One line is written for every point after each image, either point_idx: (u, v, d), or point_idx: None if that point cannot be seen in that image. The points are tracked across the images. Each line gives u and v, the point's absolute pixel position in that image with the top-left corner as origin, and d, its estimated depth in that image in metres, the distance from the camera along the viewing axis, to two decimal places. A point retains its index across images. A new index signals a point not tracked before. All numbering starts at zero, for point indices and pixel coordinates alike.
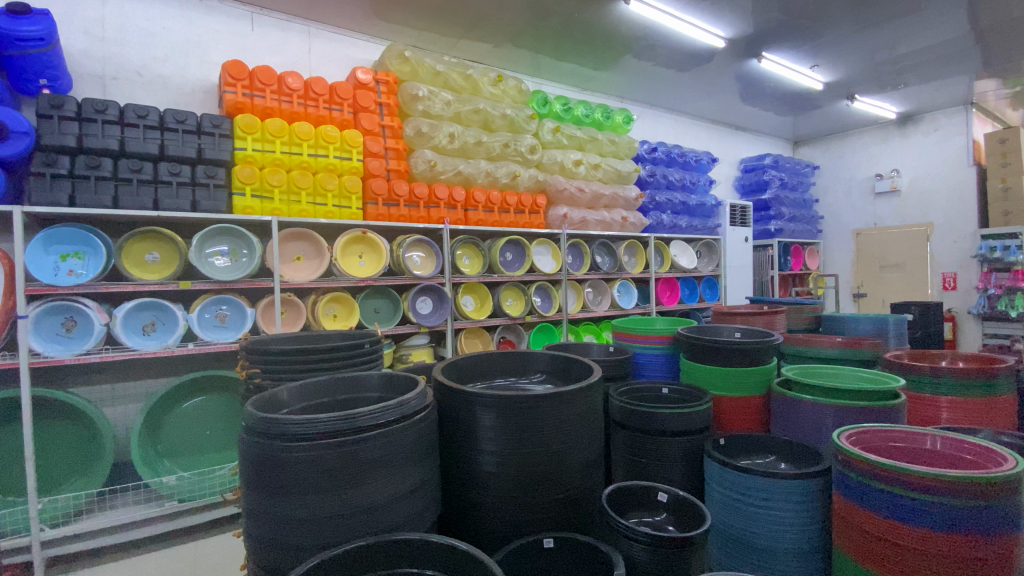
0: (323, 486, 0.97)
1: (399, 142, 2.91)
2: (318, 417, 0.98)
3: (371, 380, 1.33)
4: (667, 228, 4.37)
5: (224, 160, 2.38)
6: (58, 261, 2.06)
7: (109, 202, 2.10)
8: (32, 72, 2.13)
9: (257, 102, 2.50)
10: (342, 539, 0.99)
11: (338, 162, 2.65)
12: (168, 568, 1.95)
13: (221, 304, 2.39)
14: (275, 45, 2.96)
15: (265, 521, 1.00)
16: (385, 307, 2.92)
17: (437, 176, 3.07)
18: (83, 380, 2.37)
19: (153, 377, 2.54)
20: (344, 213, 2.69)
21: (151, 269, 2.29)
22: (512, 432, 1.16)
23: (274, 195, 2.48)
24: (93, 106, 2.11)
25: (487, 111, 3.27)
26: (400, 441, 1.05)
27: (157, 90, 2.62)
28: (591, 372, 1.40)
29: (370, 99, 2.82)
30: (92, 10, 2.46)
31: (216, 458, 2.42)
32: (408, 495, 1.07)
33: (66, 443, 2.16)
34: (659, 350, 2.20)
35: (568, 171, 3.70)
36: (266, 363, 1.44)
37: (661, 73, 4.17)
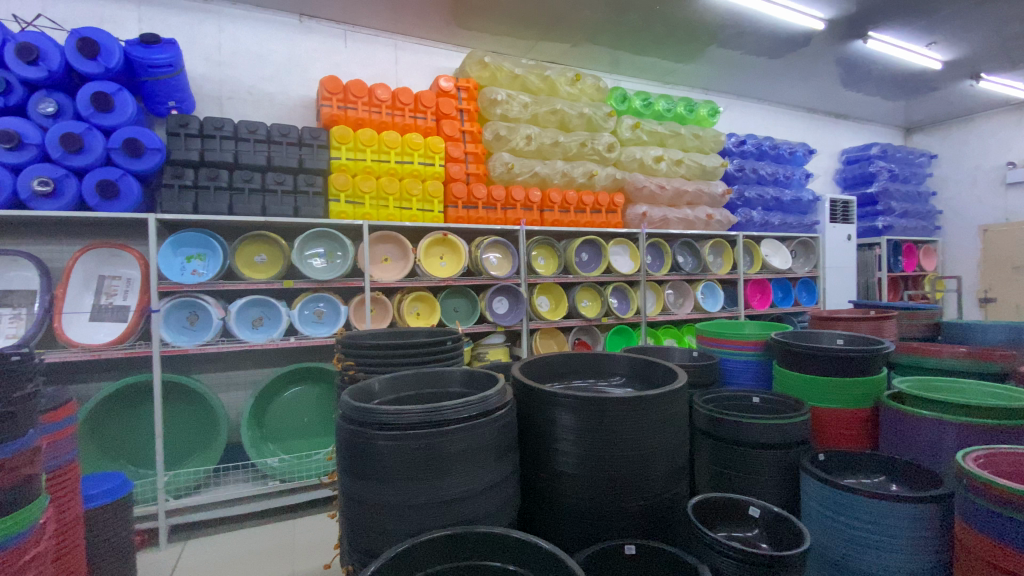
0: (410, 474, 1.02)
1: (479, 146, 2.99)
2: (406, 408, 1.03)
3: (454, 375, 1.38)
4: (757, 226, 4.11)
5: (321, 169, 2.56)
6: (184, 261, 2.34)
7: (225, 209, 2.35)
8: (163, 95, 2.43)
9: (350, 114, 2.67)
10: (429, 526, 1.03)
11: (422, 167, 2.76)
12: (271, 543, 2.14)
13: (319, 301, 2.59)
14: (365, 58, 3.16)
15: (359, 504, 1.07)
16: (464, 306, 3.01)
17: (514, 178, 3.11)
18: (203, 367, 2.67)
19: (259, 367, 2.79)
20: (426, 217, 2.80)
21: (260, 269, 2.53)
22: (592, 434, 1.15)
23: (365, 201, 2.64)
24: (212, 124, 2.36)
25: (564, 110, 3.27)
26: (482, 436, 1.08)
27: (264, 106, 2.88)
28: (675, 377, 1.35)
29: (452, 106, 2.91)
30: (211, 38, 2.77)
31: (314, 443, 2.61)
32: (489, 489, 1.09)
33: (189, 423, 2.44)
34: (750, 356, 2.07)
35: (647, 168, 3.59)
36: (359, 356, 1.54)
37: (749, 61, 3.92)
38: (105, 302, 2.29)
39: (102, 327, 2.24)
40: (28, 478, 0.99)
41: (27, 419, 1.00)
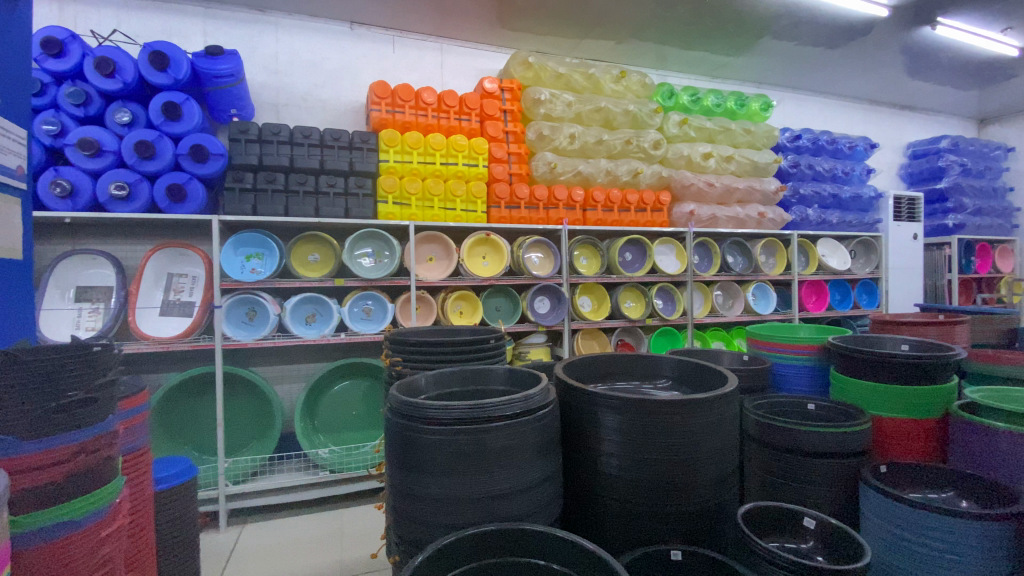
0: (454, 469, 1.04)
1: (522, 146, 3.00)
2: (451, 404, 1.06)
3: (497, 373, 1.40)
4: (813, 225, 3.92)
5: (370, 171, 2.64)
6: (244, 260, 2.47)
7: (281, 211, 2.47)
8: (226, 104, 2.58)
9: (398, 117, 2.74)
10: (472, 521, 1.05)
11: (466, 168, 2.80)
12: (322, 531, 2.23)
13: (367, 299, 2.67)
14: (412, 63, 3.23)
15: (405, 495, 1.10)
16: (506, 305, 3.02)
17: (557, 177, 3.10)
18: (260, 361, 2.81)
19: (311, 361, 2.91)
20: (470, 217, 2.83)
21: (313, 268, 2.64)
22: (636, 436, 1.13)
23: (411, 202, 2.70)
24: (270, 130, 2.48)
25: (609, 108, 3.23)
26: (524, 434, 1.09)
27: (317, 112, 3.00)
28: (725, 381, 1.31)
29: (496, 106, 2.94)
30: (269, 48, 2.91)
31: (363, 436, 2.70)
32: (532, 487, 1.10)
33: (247, 413, 2.58)
34: (805, 360, 1.99)
35: (695, 166, 3.50)
36: (406, 352, 1.58)
37: (805, 52, 3.75)
38: (174, 298, 2.45)
39: (171, 322, 2.40)
40: (107, 459, 1.08)
41: (107, 404, 1.09)
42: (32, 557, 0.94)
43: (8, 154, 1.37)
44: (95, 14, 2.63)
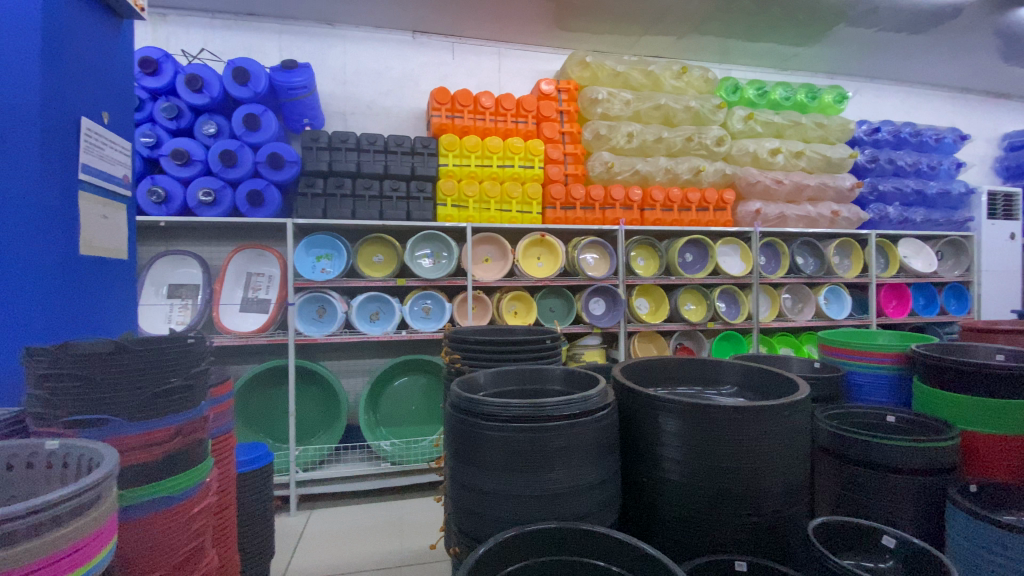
0: (514, 465, 1.06)
1: (578, 147, 2.99)
2: (511, 402, 1.08)
3: (555, 374, 1.41)
4: (893, 224, 3.64)
5: (431, 175, 2.72)
6: (315, 261, 2.62)
7: (349, 214, 2.60)
8: (299, 114, 2.75)
9: (458, 122, 2.81)
10: (532, 518, 1.07)
11: (522, 170, 2.83)
12: (384, 520, 2.33)
13: (427, 299, 2.76)
14: (471, 68, 3.30)
15: (465, 488, 1.13)
16: (560, 306, 3.03)
17: (614, 177, 3.07)
18: (327, 356, 2.97)
19: (373, 357, 3.03)
20: (525, 218, 2.85)
21: (377, 268, 2.76)
22: (699, 443, 1.11)
23: (469, 204, 2.76)
24: (339, 137, 2.61)
25: (669, 105, 3.16)
26: (583, 435, 1.09)
27: (382, 119, 3.14)
28: (795, 389, 1.26)
29: (553, 108, 2.95)
30: (338, 59, 3.07)
31: (422, 430, 2.79)
32: (591, 488, 1.10)
33: (316, 404, 2.73)
34: (884, 369, 1.86)
35: (760, 162, 3.35)
36: (464, 350, 1.62)
37: (884, 38, 3.50)
38: (252, 295, 2.64)
39: (249, 317, 2.59)
40: (198, 441, 1.18)
41: (200, 391, 1.19)
42: (138, 526, 1.06)
43: (115, 165, 1.53)
44: (186, 34, 2.87)
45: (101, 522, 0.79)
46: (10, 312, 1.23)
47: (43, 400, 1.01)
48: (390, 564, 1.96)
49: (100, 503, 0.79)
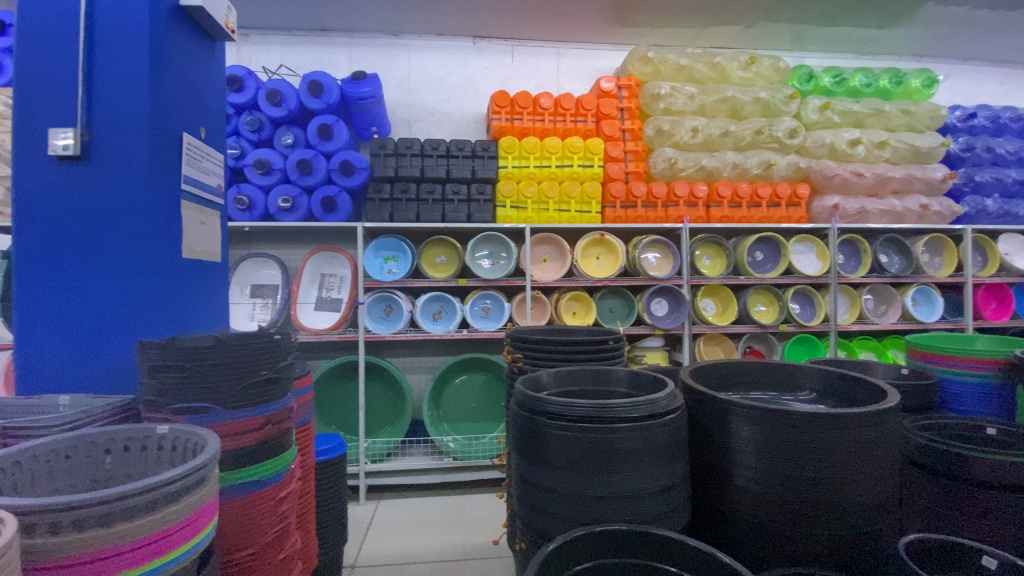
0: (582, 465, 1.07)
1: (639, 143, 2.93)
2: (576, 402, 1.09)
3: (620, 375, 1.40)
4: (992, 218, 3.31)
5: (491, 178, 2.77)
6: (382, 262, 2.76)
7: (413, 217, 2.70)
8: (367, 123, 2.88)
9: (517, 124, 2.84)
10: (599, 519, 1.07)
11: (581, 169, 2.81)
12: (448, 514, 2.40)
13: (486, 298, 2.81)
14: (530, 70, 3.32)
15: (531, 486, 1.15)
16: (620, 306, 2.98)
17: (678, 173, 2.98)
18: (392, 354, 3.09)
19: (435, 355, 3.12)
20: (584, 218, 2.83)
21: (439, 269, 2.85)
22: (777, 451, 1.06)
23: (528, 205, 2.78)
24: (404, 144, 2.72)
25: (736, 97, 3.04)
26: (652, 439, 1.08)
27: (444, 124, 3.22)
28: (884, 397, 1.18)
29: (613, 105, 2.91)
30: (403, 69, 3.19)
31: (483, 427, 2.84)
32: (659, 493, 1.09)
33: (383, 399, 2.85)
34: (981, 378, 1.70)
35: (838, 154, 3.14)
36: (526, 350, 1.64)
37: (983, 15, 3.18)
38: (325, 295, 2.80)
39: (323, 315, 2.75)
40: (285, 430, 1.28)
41: (286, 384, 1.28)
42: (233, 506, 1.16)
43: (211, 175, 1.68)
44: (266, 52, 3.09)
45: (204, 502, 0.88)
46: (126, 309, 1.38)
47: (154, 389, 1.13)
48: (455, 556, 2.02)
49: (203, 485, 0.87)
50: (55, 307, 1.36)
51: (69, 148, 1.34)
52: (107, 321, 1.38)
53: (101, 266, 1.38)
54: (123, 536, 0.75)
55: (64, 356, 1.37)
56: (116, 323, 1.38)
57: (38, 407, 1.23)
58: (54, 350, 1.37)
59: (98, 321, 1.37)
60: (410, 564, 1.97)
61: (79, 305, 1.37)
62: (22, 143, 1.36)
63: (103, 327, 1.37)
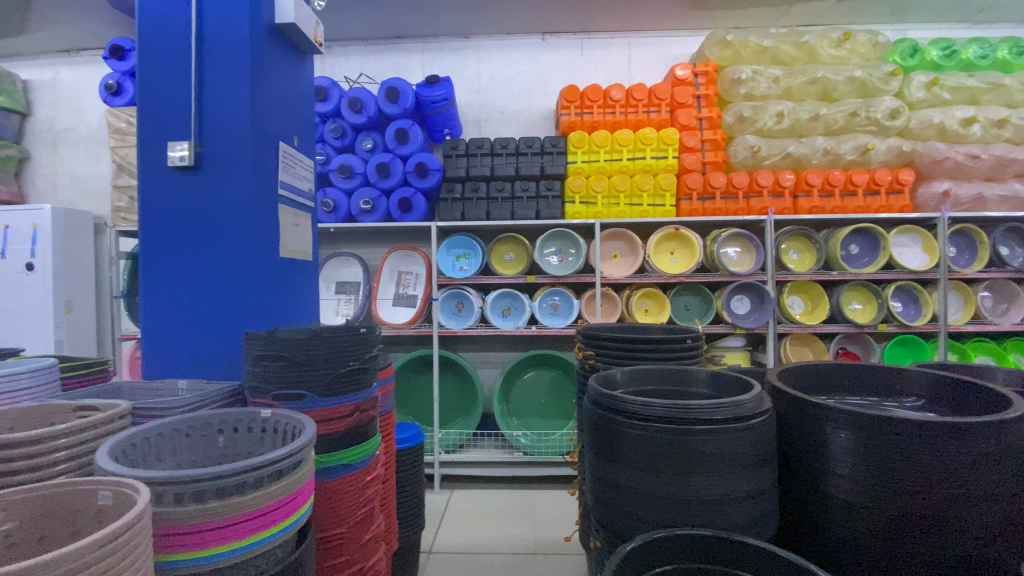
0: (660, 465, 1.04)
1: (718, 132, 2.79)
2: (653, 402, 1.06)
3: (700, 376, 1.35)
4: None
5: (560, 174, 2.76)
6: (454, 260, 2.85)
7: (484, 215, 2.76)
8: (440, 125, 2.98)
9: (587, 118, 2.80)
10: (681, 522, 1.04)
11: (654, 161, 2.72)
12: (518, 508, 2.43)
13: (554, 295, 2.79)
14: (600, 62, 3.26)
15: (605, 484, 1.14)
16: (696, 304, 2.84)
17: (761, 162, 2.81)
18: (464, 348, 3.18)
19: (505, 351, 3.17)
20: (657, 211, 2.74)
21: (509, 266, 2.89)
22: (877, 460, 0.98)
23: (598, 200, 2.74)
24: (475, 144, 2.78)
25: (827, 78, 2.82)
26: (735, 442, 1.03)
27: (513, 122, 3.26)
28: (1008, 406, 1.05)
29: (688, 93, 2.79)
30: (474, 69, 3.26)
31: (553, 424, 2.85)
32: (744, 499, 1.04)
33: (455, 392, 2.94)
34: None
35: (948, 135, 2.83)
36: (598, 347, 1.62)
37: None
38: (402, 291, 2.94)
39: (400, 311, 2.89)
40: (370, 419, 1.35)
41: (372, 374, 1.36)
42: (323, 488, 1.25)
43: (303, 180, 1.81)
44: (347, 62, 3.28)
45: (302, 483, 0.96)
46: (231, 305, 1.53)
47: (258, 376, 1.24)
48: (526, 550, 2.04)
49: (301, 466, 0.95)
50: (175, 303, 1.54)
51: (184, 159, 1.49)
52: (216, 315, 1.53)
53: (210, 265, 1.53)
54: (236, 508, 0.83)
55: (182, 346, 1.53)
56: (224, 317, 1.53)
57: (161, 390, 1.40)
58: (175, 340, 1.54)
59: (210, 315, 1.53)
60: (483, 554, 2.02)
61: (193, 301, 1.53)
62: (146, 156, 1.53)
63: (213, 321, 1.53)
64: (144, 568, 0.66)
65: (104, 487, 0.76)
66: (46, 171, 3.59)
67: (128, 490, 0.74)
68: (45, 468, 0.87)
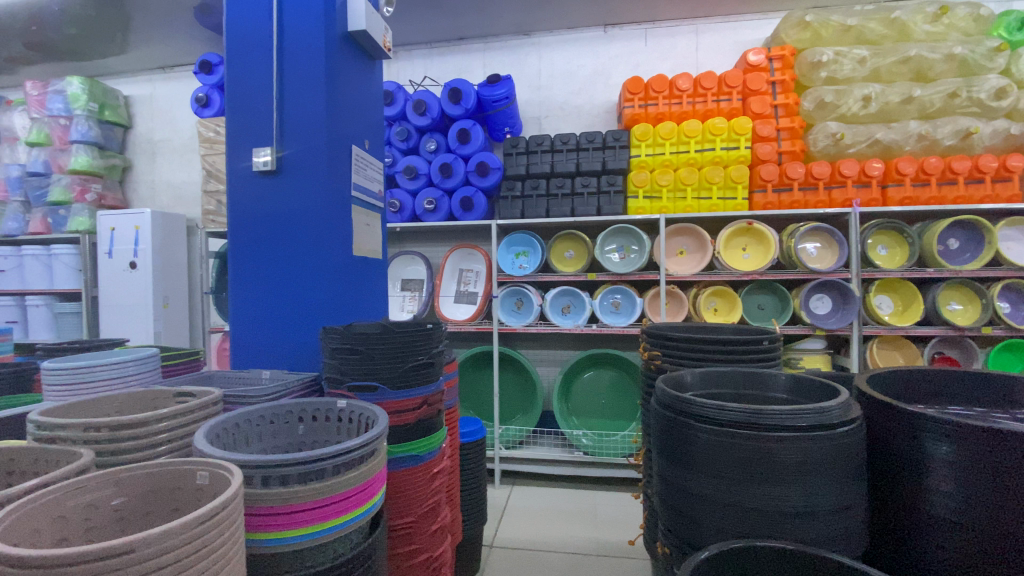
0: (735, 473, 0.99)
1: (795, 120, 2.62)
2: (727, 405, 1.01)
3: (779, 380, 1.26)
4: None
5: (622, 168, 2.70)
6: (514, 257, 2.86)
7: (544, 212, 2.75)
8: (501, 124, 2.99)
9: (651, 110, 2.71)
10: (759, 533, 0.98)
11: (725, 152, 2.59)
12: (579, 508, 2.40)
13: (616, 293, 2.74)
14: (665, 52, 3.14)
15: (674, 489, 1.10)
16: (770, 303, 2.68)
17: (844, 151, 2.61)
18: (523, 345, 3.19)
19: (564, 348, 3.15)
20: (728, 205, 2.61)
21: (569, 263, 2.87)
22: (988, 478, 0.88)
23: (663, 194, 2.65)
24: (535, 141, 2.77)
25: (922, 56, 2.58)
26: (819, 451, 0.96)
27: (574, 117, 3.22)
28: None
29: (763, 79, 2.64)
30: (534, 66, 3.26)
31: (614, 424, 2.79)
32: (829, 512, 0.97)
33: (515, 390, 2.96)
34: None
35: None
36: (665, 347, 1.56)
37: None
38: (463, 288, 2.99)
39: (461, 308, 2.94)
40: (436, 412, 1.38)
41: (439, 369, 1.39)
42: (394, 478, 1.29)
43: (373, 181, 1.88)
44: (411, 66, 3.39)
45: (376, 471, 0.99)
46: (308, 300, 1.62)
47: (335, 367, 1.30)
48: (589, 551, 2.01)
49: (374, 456, 0.98)
50: (260, 298, 1.64)
51: (267, 163, 1.59)
52: (294, 310, 1.62)
53: (289, 263, 1.62)
54: (317, 492, 0.87)
55: (266, 339, 1.64)
56: (302, 312, 1.62)
57: (248, 378, 1.51)
58: (259, 333, 1.65)
59: (290, 310, 1.62)
60: (545, 551, 2.02)
61: (273, 296, 1.63)
62: (235, 161, 1.65)
63: (291, 315, 1.62)
64: (238, 542, 0.71)
65: (202, 467, 0.82)
66: (146, 178, 3.96)
67: (223, 471, 0.79)
68: (147, 449, 0.95)
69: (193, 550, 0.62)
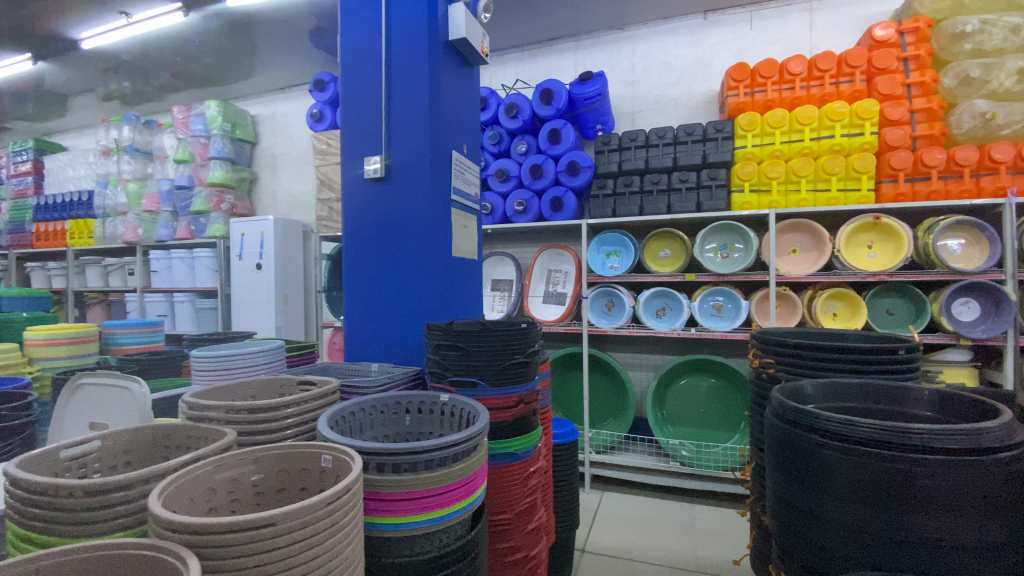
0: (867, 497, 0.88)
1: (933, 99, 2.31)
2: (858, 421, 0.90)
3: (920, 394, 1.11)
4: None
5: (725, 161, 2.54)
6: (605, 258, 2.81)
7: (637, 210, 2.67)
8: (593, 121, 2.95)
9: (758, 98, 2.53)
10: (899, 566, 0.86)
11: (845, 139, 2.34)
12: (676, 520, 2.30)
13: (717, 295, 2.59)
14: (774, 34, 2.91)
15: (794, 508, 1.01)
16: (901, 308, 2.39)
17: (996, 132, 2.25)
18: (615, 347, 3.13)
19: (658, 351, 3.03)
20: (849, 197, 2.36)
21: (664, 263, 2.77)
22: None
23: (772, 187, 2.45)
24: (629, 137, 2.71)
25: None
26: (976, 478, 0.82)
27: (670, 110, 3.10)
28: None
29: (892, 56, 2.35)
30: (628, 61, 3.19)
31: (713, 435, 2.64)
32: (989, 552, 0.83)
33: (606, 392, 2.90)
34: None
35: None
36: (779, 354, 1.44)
37: None
38: (552, 289, 2.99)
39: (550, 308, 2.94)
40: (533, 412, 1.39)
41: (536, 368, 1.40)
42: (495, 475, 1.32)
43: (471, 185, 1.94)
44: (504, 71, 3.46)
45: (478, 466, 1.01)
46: (414, 299, 1.70)
47: (439, 363, 1.35)
48: (689, 565, 1.92)
49: (476, 451, 1.01)
50: (371, 296, 1.76)
51: (377, 170, 1.70)
52: (402, 308, 1.72)
53: (397, 263, 1.72)
54: (426, 482, 0.91)
55: (376, 334, 1.76)
56: (408, 309, 1.71)
57: (359, 370, 1.63)
58: (370, 328, 1.77)
59: (397, 307, 1.72)
60: (639, 561, 1.96)
61: (383, 295, 1.74)
62: (350, 170, 1.79)
63: (399, 312, 1.72)
64: (358, 524, 0.76)
65: (326, 451, 0.89)
66: (269, 188, 4.42)
67: (343, 455, 0.86)
68: (277, 433, 1.06)
69: (313, 532, 0.66)
